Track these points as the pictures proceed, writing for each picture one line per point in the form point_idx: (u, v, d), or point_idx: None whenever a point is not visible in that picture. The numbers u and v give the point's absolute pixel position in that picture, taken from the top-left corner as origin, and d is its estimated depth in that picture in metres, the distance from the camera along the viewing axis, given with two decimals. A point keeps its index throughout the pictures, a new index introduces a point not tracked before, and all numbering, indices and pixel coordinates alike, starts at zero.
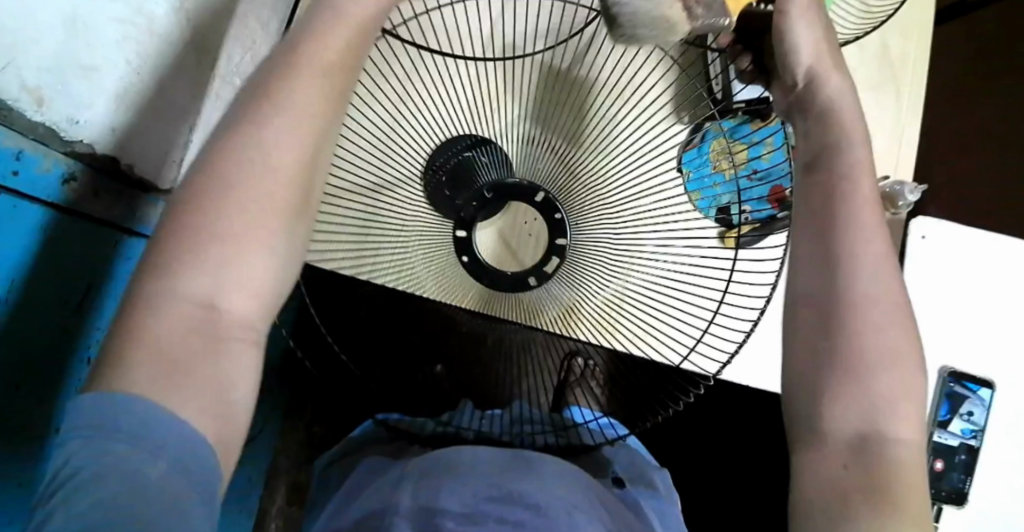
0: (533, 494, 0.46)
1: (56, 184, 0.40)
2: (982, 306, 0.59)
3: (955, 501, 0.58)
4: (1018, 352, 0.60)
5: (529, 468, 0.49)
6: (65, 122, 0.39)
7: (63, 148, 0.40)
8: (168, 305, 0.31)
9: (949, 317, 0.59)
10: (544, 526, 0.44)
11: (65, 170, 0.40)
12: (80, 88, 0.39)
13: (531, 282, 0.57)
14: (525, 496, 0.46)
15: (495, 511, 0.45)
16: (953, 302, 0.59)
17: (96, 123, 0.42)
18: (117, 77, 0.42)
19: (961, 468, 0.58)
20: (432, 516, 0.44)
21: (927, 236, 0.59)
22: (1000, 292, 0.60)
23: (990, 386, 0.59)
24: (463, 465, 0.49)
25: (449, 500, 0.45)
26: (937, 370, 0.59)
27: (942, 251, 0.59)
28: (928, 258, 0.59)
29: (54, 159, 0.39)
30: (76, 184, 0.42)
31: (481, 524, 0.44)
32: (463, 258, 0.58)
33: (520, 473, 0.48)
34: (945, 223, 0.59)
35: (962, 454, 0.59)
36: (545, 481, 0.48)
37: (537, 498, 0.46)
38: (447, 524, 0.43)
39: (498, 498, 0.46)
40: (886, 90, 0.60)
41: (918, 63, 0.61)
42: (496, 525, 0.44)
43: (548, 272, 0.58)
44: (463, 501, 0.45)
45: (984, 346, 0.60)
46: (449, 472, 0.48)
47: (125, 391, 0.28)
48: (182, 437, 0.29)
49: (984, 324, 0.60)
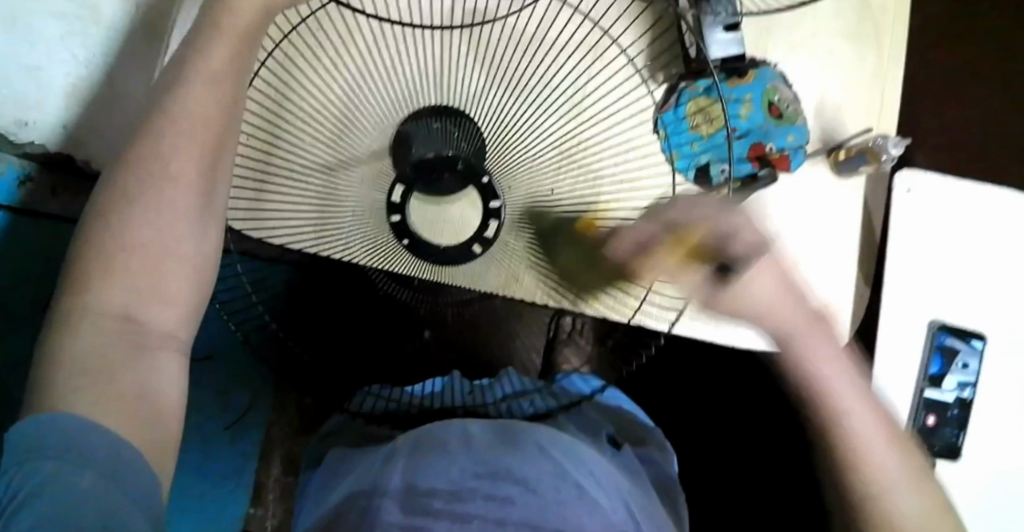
0: (521, 468, 0.42)
1: (10, 182, 0.55)
2: (965, 257, 0.59)
3: (949, 456, 0.58)
4: (1007, 300, 0.60)
5: (521, 437, 0.46)
6: (12, 126, 0.52)
7: (14, 150, 0.53)
8: (91, 315, 0.34)
9: (925, 277, 0.59)
10: (534, 503, 0.40)
11: (20, 172, 0.56)
12: (26, 90, 0.51)
13: (476, 251, 0.54)
14: (513, 471, 0.42)
15: (483, 488, 0.41)
16: (934, 257, 0.59)
17: (44, 122, 0.53)
18: (64, 76, 0.52)
19: (954, 423, 0.58)
20: (412, 497, 0.40)
21: (913, 190, 0.58)
22: (986, 242, 0.60)
23: (981, 336, 0.59)
24: (446, 441, 0.45)
25: (435, 481, 0.41)
26: (927, 323, 0.59)
27: (928, 204, 0.59)
28: (913, 209, 0.59)
29: (8, 163, 0.54)
30: (31, 182, 0.57)
31: (468, 500, 0.40)
32: (405, 242, 0.53)
33: (506, 448, 0.44)
34: (930, 174, 0.59)
35: (955, 409, 0.58)
36: (531, 453, 0.44)
37: (526, 473, 0.42)
38: (435, 504, 0.39)
39: (488, 474, 0.42)
40: (866, 42, 0.58)
41: (897, 7, 0.59)
42: (485, 502, 0.40)
43: (490, 237, 0.54)
44: (449, 478, 0.41)
45: (972, 298, 0.60)
46: (428, 448, 0.44)
47: (49, 411, 0.30)
48: (113, 452, 0.30)
49: (970, 274, 0.60)
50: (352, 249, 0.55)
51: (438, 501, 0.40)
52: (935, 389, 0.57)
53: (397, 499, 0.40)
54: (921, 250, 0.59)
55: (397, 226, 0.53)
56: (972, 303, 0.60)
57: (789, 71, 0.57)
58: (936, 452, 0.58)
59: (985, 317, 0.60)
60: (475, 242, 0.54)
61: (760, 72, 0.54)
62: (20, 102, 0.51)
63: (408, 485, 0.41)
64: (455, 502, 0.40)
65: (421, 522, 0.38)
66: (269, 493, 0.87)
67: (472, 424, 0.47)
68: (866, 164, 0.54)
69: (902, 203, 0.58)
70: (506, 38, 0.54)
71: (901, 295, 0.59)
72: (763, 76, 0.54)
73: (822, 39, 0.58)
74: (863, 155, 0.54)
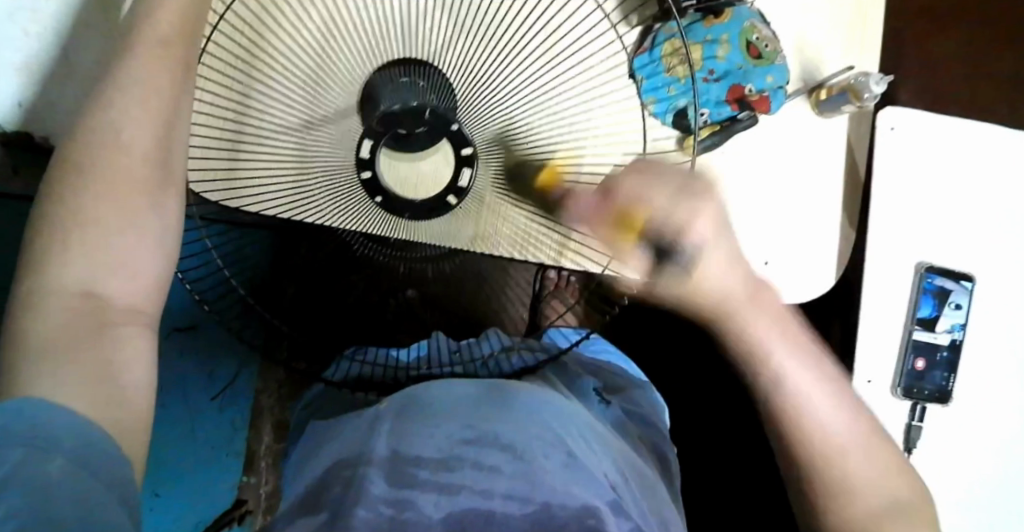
0: (509, 432, 0.41)
1: None
2: (952, 196, 0.58)
3: (939, 400, 0.58)
4: (994, 239, 0.59)
5: (509, 403, 0.44)
6: None
7: None
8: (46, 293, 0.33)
9: (910, 217, 0.58)
10: (524, 468, 0.38)
11: None
12: None
13: (451, 203, 0.51)
14: (501, 437, 0.41)
15: (472, 456, 0.39)
16: (919, 197, 0.58)
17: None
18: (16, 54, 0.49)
19: (943, 366, 0.57)
20: (397, 467, 0.39)
21: (897, 128, 0.57)
22: (972, 180, 0.59)
23: (970, 278, 0.58)
24: (430, 410, 0.43)
25: (421, 448, 0.40)
26: (915, 266, 0.58)
27: (913, 143, 0.57)
28: (898, 149, 0.57)
29: None
30: None
31: (455, 470, 0.38)
32: (377, 199, 0.51)
33: (495, 414, 0.43)
34: (915, 112, 0.57)
35: (946, 352, 0.58)
36: (518, 418, 0.43)
37: (513, 438, 0.40)
38: (421, 475, 0.38)
39: (474, 441, 0.40)
40: None
41: None
42: (473, 471, 0.38)
43: (464, 186, 0.51)
44: (436, 446, 0.40)
45: (958, 238, 0.59)
46: (413, 417, 0.43)
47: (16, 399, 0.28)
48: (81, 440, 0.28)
49: (957, 214, 0.59)
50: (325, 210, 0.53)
51: (426, 472, 0.38)
52: (922, 331, 0.57)
53: (383, 469, 0.38)
54: (906, 190, 0.58)
55: (367, 184, 0.51)
56: (957, 242, 0.59)
57: (766, 8, 0.55)
58: (927, 397, 0.57)
59: (972, 257, 0.59)
60: (450, 194, 0.51)
61: (737, 10, 0.52)
62: None
63: (394, 453, 0.39)
64: (443, 472, 0.38)
65: (407, 494, 0.37)
66: (261, 461, 0.85)
67: (454, 387, 0.46)
68: (847, 103, 0.53)
69: (886, 142, 0.57)
70: None
71: (887, 237, 0.58)
72: (741, 15, 0.52)
73: None
74: (844, 93, 0.52)
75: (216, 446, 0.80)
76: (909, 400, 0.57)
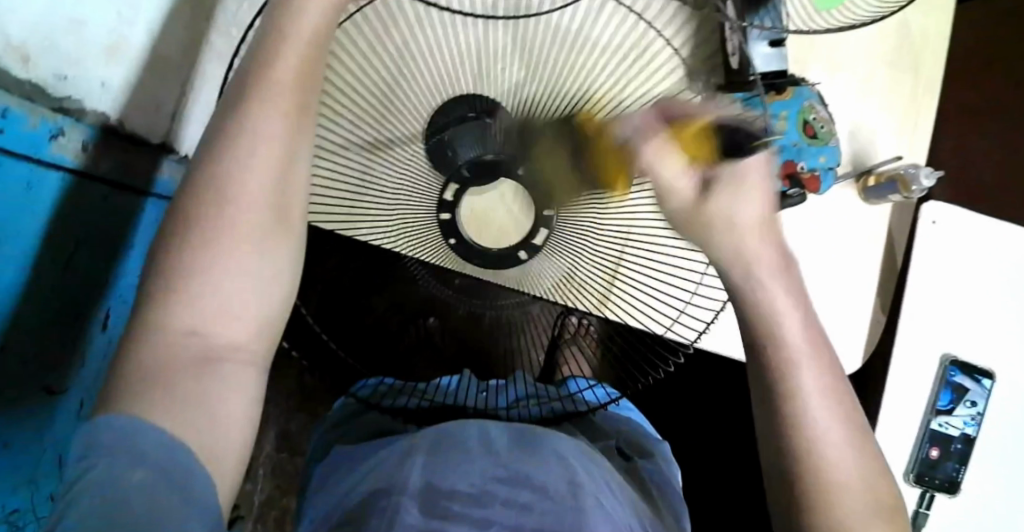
0: (540, 474, 0.43)
1: (45, 138, 0.44)
2: (982, 293, 0.60)
3: (947, 490, 0.58)
4: (1017, 339, 0.61)
5: (540, 447, 0.46)
6: (51, 79, 0.43)
7: (51, 103, 0.45)
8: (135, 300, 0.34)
9: (938, 312, 0.59)
10: (553, 511, 0.40)
11: (53, 126, 0.45)
12: (69, 46, 0.43)
13: (522, 257, 0.54)
14: (531, 477, 0.43)
15: (502, 494, 0.41)
16: (950, 292, 0.59)
17: (84, 79, 0.46)
18: (107, 35, 0.46)
19: (955, 457, 0.58)
20: (432, 497, 0.40)
21: (938, 222, 0.59)
22: (1003, 280, 0.60)
23: (991, 376, 0.59)
24: (467, 447, 0.46)
25: (456, 482, 0.42)
26: (938, 357, 0.59)
27: (951, 237, 0.59)
28: (937, 242, 0.59)
29: (42, 116, 0.43)
30: (64, 139, 0.46)
31: (487, 505, 0.40)
32: (451, 241, 0.54)
33: (528, 456, 0.45)
34: (956, 208, 0.59)
35: (958, 443, 0.59)
36: (553, 461, 0.45)
37: (544, 480, 0.42)
38: (454, 507, 0.40)
39: (506, 479, 0.42)
40: (903, 70, 0.58)
41: (938, 39, 0.59)
42: (503, 508, 0.40)
43: (537, 245, 0.54)
44: (469, 480, 0.42)
45: (984, 335, 0.60)
46: (450, 451, 0.45)
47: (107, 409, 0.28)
48: (167, 448, 0.27)
49: (985, 312, 0.60)
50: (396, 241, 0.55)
51: (457, 504, 0.40)
52: (939, 421, 0.58)
53: (415, 498, 0.40)
54: (939, 285, 0.59)
55: (446, 225, 0.54)
56: (982, 340, 0.60)
57: (825, 92, 0.57)
58: (937, 485, 0.58)
59: (995, 355, 0.60)
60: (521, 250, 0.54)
61: (798, 90, 0.54)
62: (64, 55, 0.43)
63: (429, 485, 0.41)
64: (473, 506, 0.40)
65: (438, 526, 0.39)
66: (259, 468, 0.89)
67: (490, 429, 0.49)
68: (894, 192, 0.55)
69: (926, 234, 0.58)
70: (562, 42, 0.55)
71: (916, 327, 0.59)
72: (802, 94, 0.54)
73: (861, 62, 0.57)
74: (893, 182, 0.54)
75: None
76: (918, 486, 0.58)
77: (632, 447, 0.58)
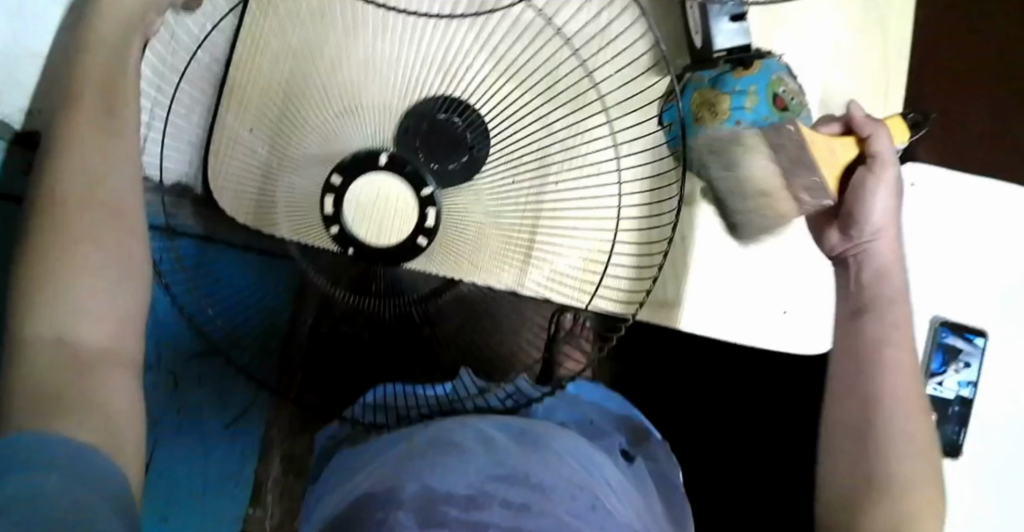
0: (539, 474, 0.42)
1: None
2: (969, 252, 0.59)
3: (950, 453, 0.59)
4: (1008, 295, 0.60)
5: (538, 450, 0.46)
6: None
7: None
8: None
9: (925, 274, 0.59)
10: (551, 511, 0.39)
11: None
12: None
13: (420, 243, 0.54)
14: (533, 479, 0.42)
15: (501, 494, 0.40)
16: (935, 256, 0.59)
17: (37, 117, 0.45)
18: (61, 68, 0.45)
19: (955, 420, 0.59)
20: (429, 505, 0.39)
21: (918, 185, 0.58)
22: (990, 237, 0.60)
23: (984, 334, 0.59)
24: (467, 451, 0.45)
25: (453, 486, 0.40)
26: (929, 320, 0.59)
27: (933, 199, 0.59)
28: (919, 204, 0.59)
29: None
30: None
31: (485, 507, 0.39)
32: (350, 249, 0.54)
33: (529, 459, 0.44)
34: (935, 169, 0.59)
35: (956, 406, 0.59)
36: (554, 465, 0.44)
37: (543, 479, 0.42)
38: (450, 512, 0.38)
39: (505, 478, 0.42)
40: (872, 34, 0.58)
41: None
42: (501, 509, 0.39)
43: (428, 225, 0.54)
44: (467, 484, 0.41)
45: (974, 295, 0.60)
46: (450, 456, 0.44)
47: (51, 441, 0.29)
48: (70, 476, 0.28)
49: (973, 271, 0.60)
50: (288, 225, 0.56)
51: (455, 510, 0.38)
52: (934, 385, 0.58)
53: (413, 507, 0.38)
54: (924, 248, 0.59)
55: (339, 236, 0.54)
56: (972, 300, 0.60)
57: (794, 63, 0.57)
58: (939, 449, 0.58)
59: (987, 314, 0.60)
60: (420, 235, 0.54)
61: (766, 62, 0.53)
62: None
63: (425, 490, 0.40)
64: (471, 510, 0.38)
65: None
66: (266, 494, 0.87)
67: (492, 435, 0.48)
68: None
69: (907, 198, 0.58)
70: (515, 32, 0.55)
71: None
72: (769, 68, 0.52)
73: (828, 31, 0.57)
74: None
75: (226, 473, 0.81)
76: None
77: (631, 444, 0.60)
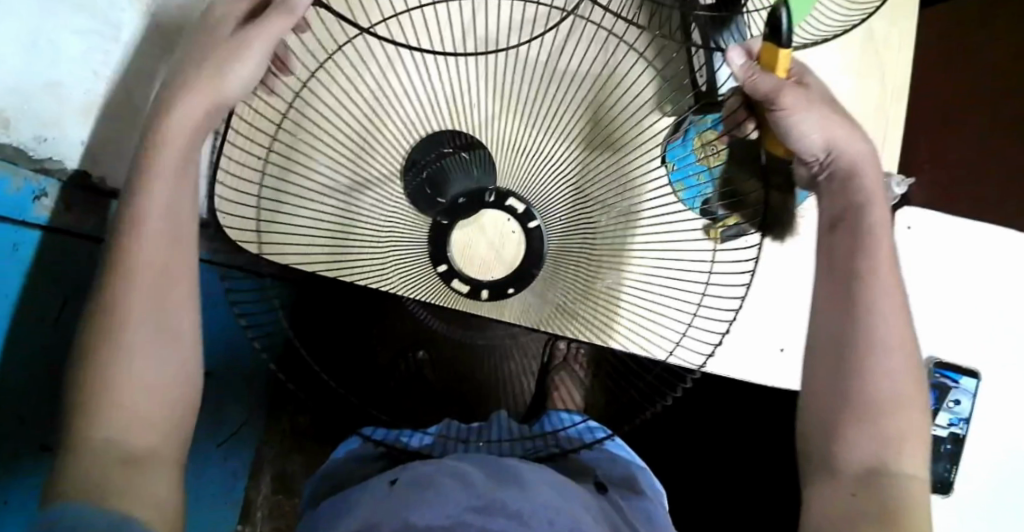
0: (516, 501, 0.44)
1: (28, 199, 0.43)
2: (963, 294, 0.61)
3: (940, 490, 0.59)
4: (1001, 336, 0.61)
5: (513, 477, 0.47)
6: (31, 141, 0.42)
7: (34, 165, 0.44)
8: None
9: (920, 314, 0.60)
10: None
11: (37, 187, 0.44)
12: (45, 105, 0.42)
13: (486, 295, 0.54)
14: (507, 504, 0.43)
15: (476, 523, 0.42)
16: (929, 296, 0.60)
17: (66, 140, 0.45)
18: (86, 93, 0.45)
19: (948, 458, 0.59)
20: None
21: (913, 227, 0.60)
22: (983, 279, 0.61)
23: (975, 374, 0.60)
24: (444, 481, 0.46)
25: (428, 517, 0.42)
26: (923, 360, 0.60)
27: (929, 241, 0.60)
28: (914, 246, 0.60)
29: (24, 177, 0.43)
30: (48, 199, 0.45)
31: None
32: (441, 268, 0.54)
33: (505, 485, 0.45)
34: (930, 212, 0.60)
35: (947, 444, 0.59)
36: (528, 489, 0.45)
37: (520, 506, 0.43)
38: None
39: (482, 509, 0.43)
40: (871, 79, 0.59)
41: (903, 49, 0.60)
42: None
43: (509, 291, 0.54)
44: (444, 512, 0.42)
45: (968, 336, 0.61)
46: (428, 488, 0.45)
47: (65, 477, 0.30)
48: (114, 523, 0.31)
49: (966, 313, 0.61)
50: (393, 282, 0.55)
51: None
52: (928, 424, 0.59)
53: None
54: (920, 288, 0.60)
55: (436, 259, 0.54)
56: (965, 340, 0.61)
57: None
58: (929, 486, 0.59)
59: (979, 356, 0.61)
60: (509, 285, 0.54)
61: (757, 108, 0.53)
62: (40, 116, 0.42)
63: (405, 522, 0.42)
64: None
65: None
66: (258, 511, 0.91)
67: (462, 463, 0.49)
68: None
69: (902, 240, 0.59)
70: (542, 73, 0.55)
71: None
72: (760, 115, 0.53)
73: (828, 77, 0.59)
74: None
75: (218, 493, 0.81)
76: None
77: (615, 478, 0.61)
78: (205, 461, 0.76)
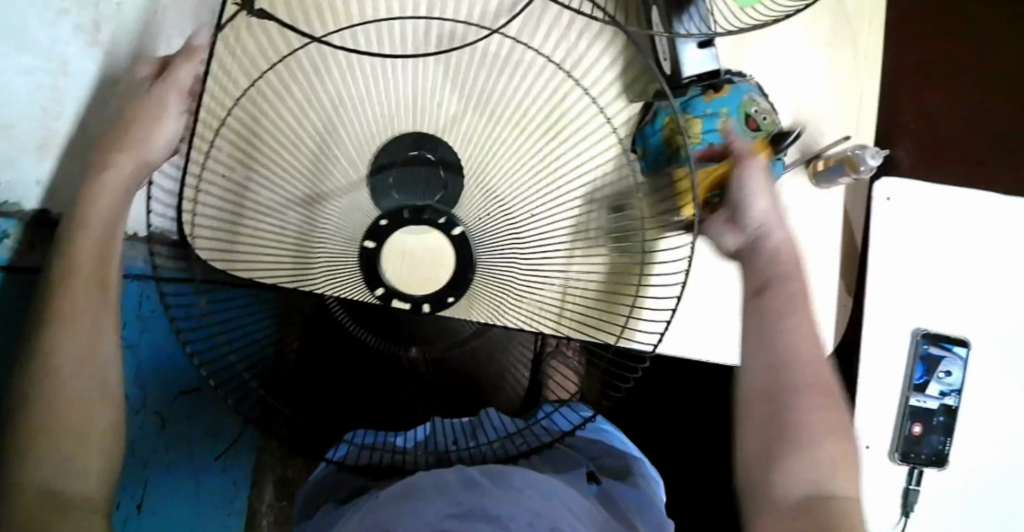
0: (496, 505, 0.43)
1: None
2: (947, 262, 0.60)
3: (937, 463, 0.58)
4: (989, 303, 0.60)
5: (496, 483, 0.46)
6: None
7: None
8: None
9: (905, 285, 0.59)
10: None
11: None
12: None
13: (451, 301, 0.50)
14: (487, 509, 0.43)
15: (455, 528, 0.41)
16: (913, 267, 0.59)
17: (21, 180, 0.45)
18: (35, 131, 0.44)
19: (940, 430, 0.58)
20: None
21: (893, 198, 0.59)
22: (967, 246, 0.60)
23: (965, 343, 0.59)
24: (422, 491, 0.45)
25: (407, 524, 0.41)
26: (911, 331, 0.59)
27: (909, 211, 0.59)
28: (895, 217, 0.59)
29: None
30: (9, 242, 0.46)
31: None
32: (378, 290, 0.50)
33: (485, 491, 0.45)
34: (910, 182, 0.59)
35: (941, 416, 0.58)
36: (509, 493, 0.45)
37: (499, 510, 0.43)
38: None
39: (461, 515, 0.42)
40: (842, 49, 0.58)
41: (874, 17, 0.58)
42: None
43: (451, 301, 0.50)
44: (424, 521, 0.42)
45: (955, 305, 0.60)
46: (407, 499, 0.45)
47: None
48: None
49: (952, 281, 0.60)
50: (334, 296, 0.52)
51: None
52: (919, 396, 0.58)
53: None
54: (902, 259, 0.59)
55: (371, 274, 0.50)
56: (953, 309, 0.60)
57: (765, 83, 0.57)
58: (924, 460, 0.58)
59: (968, 324, 0.60)
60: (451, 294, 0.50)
61: (734, 86, 0.52)
62: None
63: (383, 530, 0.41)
64: None
65: None
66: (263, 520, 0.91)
67: (443, 472, 0.48)
68: (844, 174, 0.54)
69: (882, 211, 0.58)
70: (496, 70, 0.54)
71: (884, 304, 0.59)
72: (740, 90, 0.52)
73: (798, 51, 0.57)
74: (841, 164, 0.54)
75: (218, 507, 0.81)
76: (907, 463, 0.58)
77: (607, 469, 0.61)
78: (201, 477, 0.75)
